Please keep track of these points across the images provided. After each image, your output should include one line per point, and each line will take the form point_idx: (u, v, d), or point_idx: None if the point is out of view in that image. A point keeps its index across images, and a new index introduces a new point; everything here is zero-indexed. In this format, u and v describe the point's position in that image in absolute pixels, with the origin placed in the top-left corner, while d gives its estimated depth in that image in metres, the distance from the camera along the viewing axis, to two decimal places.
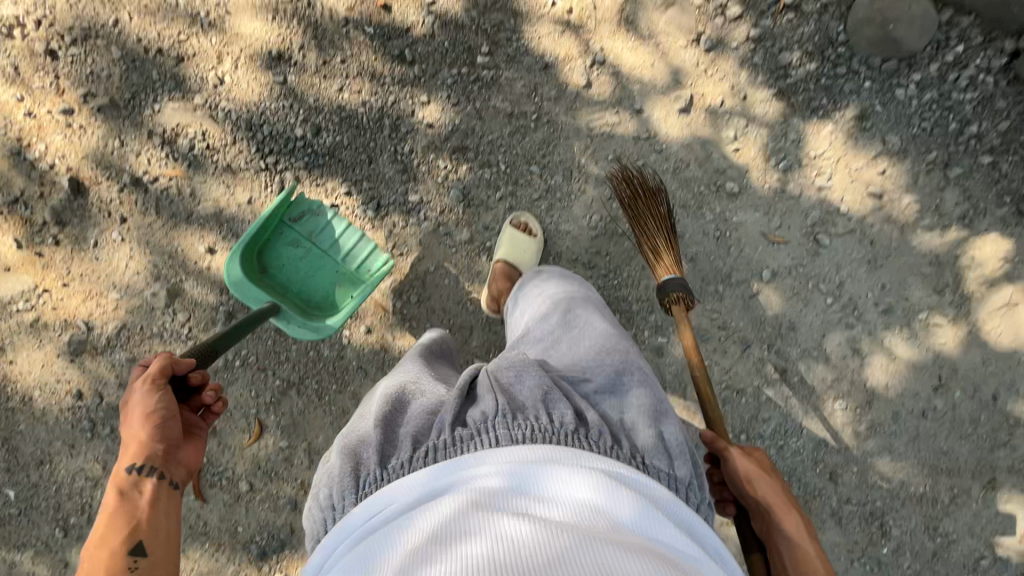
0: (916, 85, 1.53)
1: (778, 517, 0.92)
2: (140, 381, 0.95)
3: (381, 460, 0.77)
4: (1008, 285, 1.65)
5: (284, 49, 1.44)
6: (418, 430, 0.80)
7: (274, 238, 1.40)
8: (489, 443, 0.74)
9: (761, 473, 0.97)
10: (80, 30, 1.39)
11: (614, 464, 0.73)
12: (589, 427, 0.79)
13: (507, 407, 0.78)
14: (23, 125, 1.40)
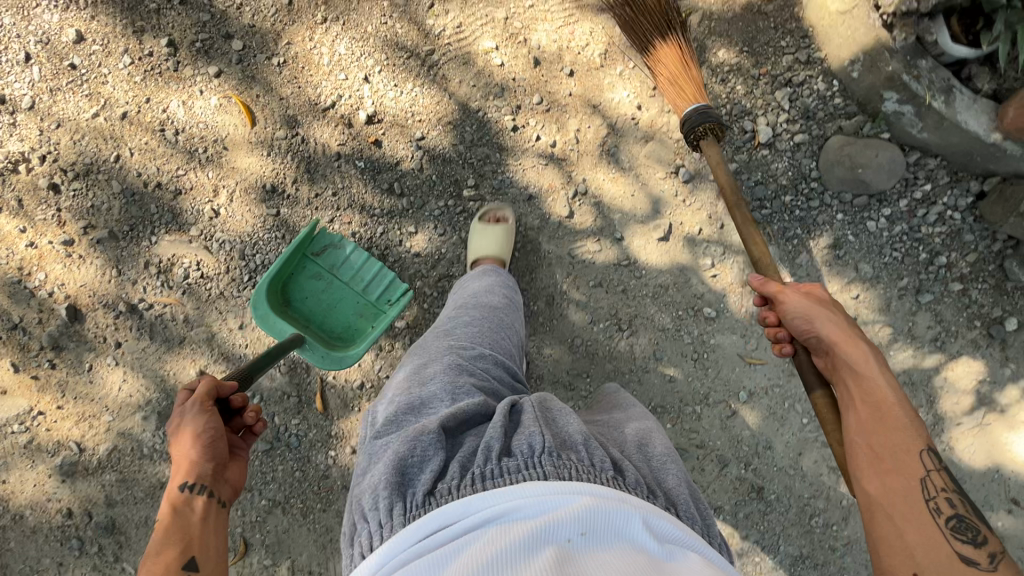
0: (886, 218, 1.59)
1: (842, 349, 1.06)
2: (188, 403, 1.02)
3: (427, 483, 0.76)
4: (978, 404, 1.70)
5: (278, 182, 1.50)
6: (463, 459, 0.80)
7: (298, 272, 1.46)
8: (538, 476, 0.73)
9: (819, 310, 1.13)
10: (82, 165, 1.45)
11: (662, 515, 0.73)
12: (628, 475, 0.80)
13: (554, 445, 0.80)
14: (24, 255, 1.46)
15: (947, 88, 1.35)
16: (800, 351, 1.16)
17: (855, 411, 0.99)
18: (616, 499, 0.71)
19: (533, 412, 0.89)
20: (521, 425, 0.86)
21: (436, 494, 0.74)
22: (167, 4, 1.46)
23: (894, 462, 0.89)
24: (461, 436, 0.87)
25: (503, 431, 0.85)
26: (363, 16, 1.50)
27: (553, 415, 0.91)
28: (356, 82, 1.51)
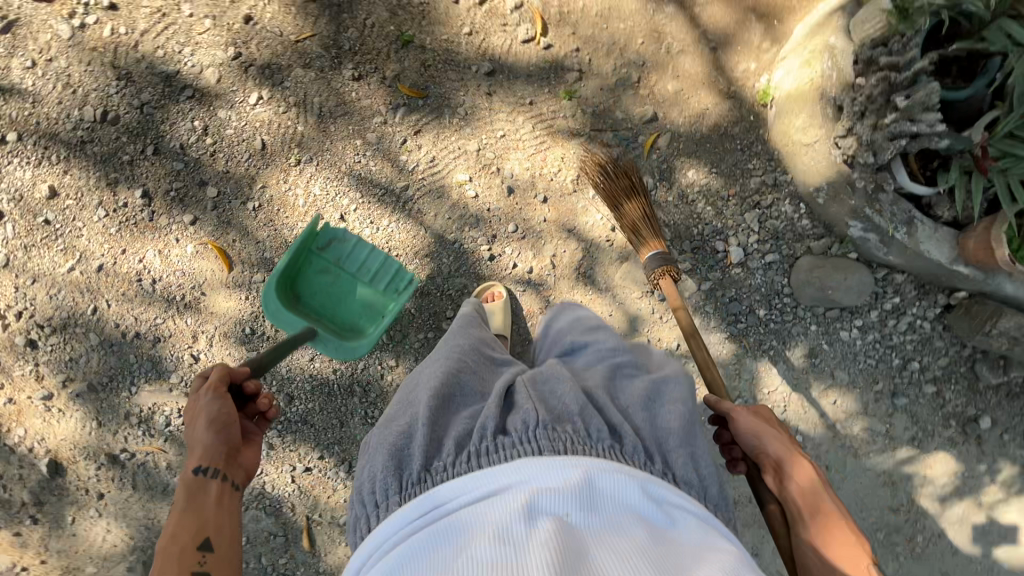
0: (858, 328, 1.62)
1: (788, 464, 1.05)
2: (203, 388, 1.05)
3: (428, 457, 0.90)
4: (958, 500, 1.73)
5: (256, 324, 1.50)
6: (460, 438, 0.93)
7: (303, 268, 1.38)
8: (533, 450, 0.86)
9: (766, 426, 1.10)
10: (59, 319, 1.45)
11: (648, 478, 0.86)
12: (622, 443, 0.92)
13: (547, 418, 0.92)
14: (3, 411, 1.45)
15: (909, 220, 1.37)
16: (752, 469, 1.14)
17: (804, 525, 1.00)
18: (600, 468, 0.84)
19: (529, 393, 1.02)
20: (515, 407, 0.98)
21: (435, 471, 0.87)
22: (140, 155, 1.46)
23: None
24: (460, 414, 1.01)
25: (502, 412, 0.98)
26: (337, 156, 1.52)
27: (551, 390, 1.04)
28: (332, 220, 1.52)
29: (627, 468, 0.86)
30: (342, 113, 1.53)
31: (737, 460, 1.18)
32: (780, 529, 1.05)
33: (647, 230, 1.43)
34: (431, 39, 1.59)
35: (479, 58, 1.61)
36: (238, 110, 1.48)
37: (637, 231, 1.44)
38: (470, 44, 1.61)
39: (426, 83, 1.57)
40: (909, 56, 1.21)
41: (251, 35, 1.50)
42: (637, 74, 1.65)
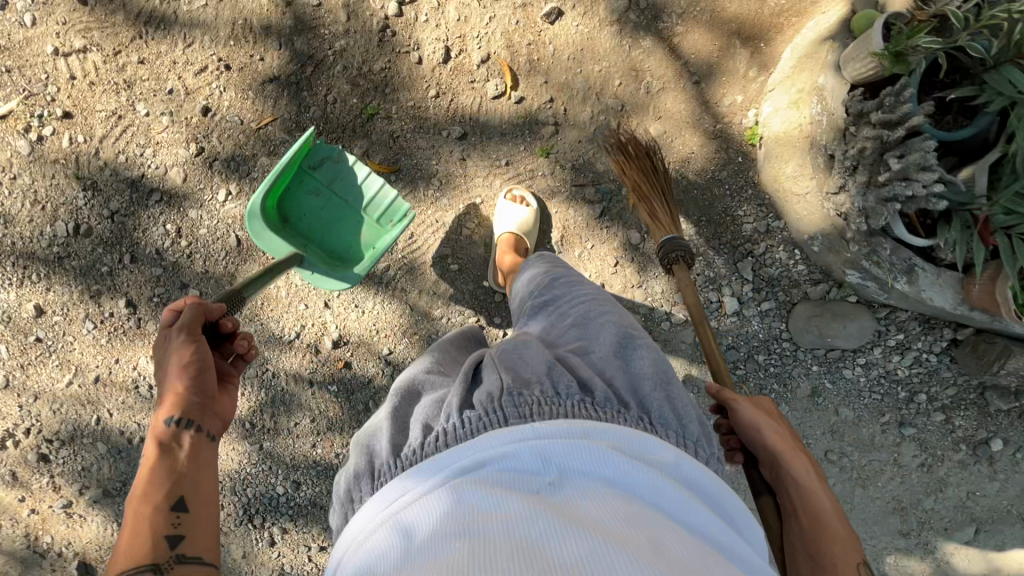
0: (861, 365, 1.59)
1: (781, 455, 0.96)
2: (176, 331, 0.96)
3: (393, 451, 0.80)
4: (972, 520, 1.71)
5: (255, 419, 1.52)
6: (426, 419, 0.83)
7: (295, 185, 1.41)
8: (499, 421, 0.75)
9: (765, 418, 1.01)
10: (66, 431, 1.49)
11: (631, 435, 0.77)
12: (597, 397, 0.83)
13: (512, 383, 0.82)
14: (28, 521, 1.51)
15: (909, 269, 1.29)
16: (747, 460, 1.05)
17: (796, 523, 0.91)
18: (578, 435, 0.73)
19: (494, 356, 0.92)
20: (481, 377, 0.88)
21: (400, 466, 0.77)
22: (119, 264, 1.45)
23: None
24: (425, 398, 0.91)
25: (465, 382, 0.88)
26: None
27: (516, 350, 0.94)
28: (317, 309, 1.51)
29: (602, 425, 0.77)
30: None
31: (733, 450, 1.08)
32: (772, 525, 0.95)
33: (663, 214, 1.37)
34: (397, 107, 1.52)
35: (449, 121, 1.53)
36: (208, 208, 1.45)
37: (653, 214, 1.38)
38: (439, 106, 1.53)
39: (396, 156, 1.51)
40: (903, 109, 1.12)
41: (212, 127, 1.45)
42: (617, 119, 1.56)
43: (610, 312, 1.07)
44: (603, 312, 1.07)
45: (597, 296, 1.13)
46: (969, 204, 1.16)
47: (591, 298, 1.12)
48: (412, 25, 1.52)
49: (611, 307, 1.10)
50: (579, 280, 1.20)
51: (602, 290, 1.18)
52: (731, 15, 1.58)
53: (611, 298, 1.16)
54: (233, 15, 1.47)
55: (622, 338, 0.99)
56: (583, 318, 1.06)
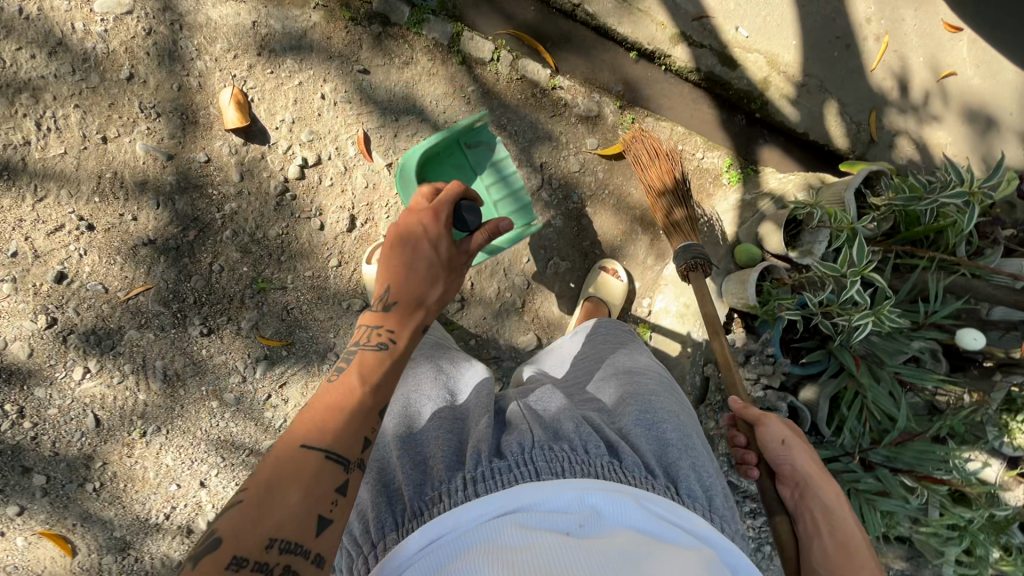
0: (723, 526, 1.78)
1: (817, 485, 0.97)
2: (481, 237, 1.00)
3: (418, 494, 0.83)
4: None
5: None
6: (450, 467, 0.86)
7: (445, 151, 1.40)
8: (531, 474, 0.78)
9: (798, 441, 1.04)
10: None
11: (651, 498, 0.79)
12: (624, 459, 0.86)
13: (542, 439, 0.86)
14: None
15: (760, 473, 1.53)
16: (766, 478, 1.05)
17: (822, 546, 0.91)
18: (610, 489, 0.77)
19: (523, 410, 0.98)
20: (507, 431, 0.91)
21: (427, 508, 0.79)
22: None
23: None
24: (433, 438, 0.96)
25: (494, 439, 0.91)
26: (190, 422, 1.37)
27: (544, 411, 0.98)
28: (191, 489, 1.39)
29: (635, 489, 0.79)
30: (193, 374, 1.37)
31: (748, 463, 1.08)
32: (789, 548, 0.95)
33: (684, 223, 1.44)
34: (294, 276, 1.43)
35: (351, 293, 1.47)
36: (60, 387, 1.28)
37: (673, 222, 1.45)
38: (341, 276, 1.46)
39: (289, 329, 1.43)
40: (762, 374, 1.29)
41: (67, 295, 1.28)
42: (522, 298, 1.60)
43: (630, 369, 1.14)
44: (627, 370, 1.15)
45: (612, 360, 1.20)
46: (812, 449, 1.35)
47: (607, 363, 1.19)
48: (315, 189, 1.43)
49: (636, 367, 1.16)
50: (596, 351, 1.26)
51: (638, 354, 1.23)
52: (636, 201, 1.67)
53: (645, 357, 1.22)
54: (100, 166, 1.29)
55: (648, 399, 1.03)
56: (599, 389, 1.12)
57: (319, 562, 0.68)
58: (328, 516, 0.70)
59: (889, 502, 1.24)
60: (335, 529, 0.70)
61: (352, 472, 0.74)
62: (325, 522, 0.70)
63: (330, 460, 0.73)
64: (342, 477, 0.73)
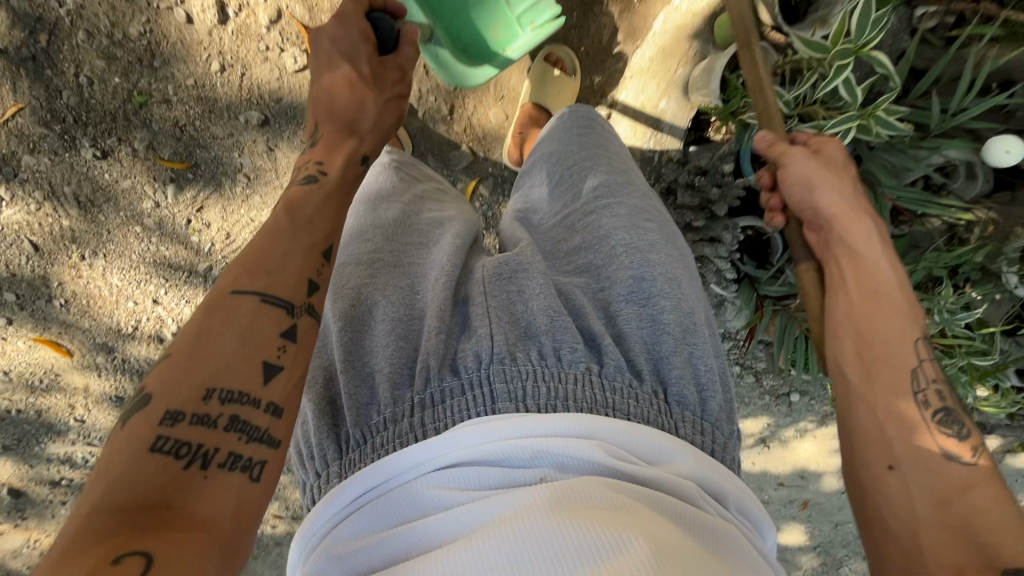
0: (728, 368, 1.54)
1: (840, 226, 0.79)
2: (404, 45, 0.88)
3: (359, 415, 0.61)
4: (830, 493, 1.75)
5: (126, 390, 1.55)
6: (396, 377, 0.62)
7: None
8: (484, 403, 0.57)
9: (825, 173, 0.81)
10: None
11: (645, 437, 0.55)
12: (606, 361, 0.61)
13: (503, 345, 0.60)
14: None
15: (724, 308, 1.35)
16: (794, 224, 0.86)
17: (845, 294, 0.77)
18: (581, 434, 0.53)
19: (486, 293, 0.68)
20: (468, 329, 0.65)
21: (371, 435, 0.59)
22: None
23: (889, 371, 0.71)
24: (384, 338, 0.67)
25: (455, 335, 0.65)
26: (122, 247, 1.38)
27: (514, 293, 0.68)
28: (148, 305, 1.45)
29: (602, 419, 0.55)
30: (105, 200, 1.33)
31: (773, 211, 0.89)
32: (811, 299, 0.81)
33: None
34: (174, 86, 1.27)
35: (243, 102, 1.30)
36: None
37: None
38: (227, 82, 1.28)
39: (188, 149, 1.32)
40: (729, 190, 1.02)
41: None
42: (449, 103, 1.32)
43: (612, 213, 0.79)
44: (613, 214, 0.79)
45: (608, 190, 0.82)
46: (766, 287, 1.10)
47: (603, 191, 0.82)
48: None
49: (628, 209, 0.79)
50: (585, 171, 0.86)
51: (616, 174, 0.85)
52: None
53: (646, 195, 0.84)
54: None
55: (644, 267, 0.71)
56: (587, 245, 0.78)
57: (278, 414, 0.58)
58: (276, 363, 0.59)
59: None
60: (290, 375, 0.59)
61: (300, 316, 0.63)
62: (272, 370, 0.58)
63: (267, 303, 0.61)
64: (286, 321, 0.61)
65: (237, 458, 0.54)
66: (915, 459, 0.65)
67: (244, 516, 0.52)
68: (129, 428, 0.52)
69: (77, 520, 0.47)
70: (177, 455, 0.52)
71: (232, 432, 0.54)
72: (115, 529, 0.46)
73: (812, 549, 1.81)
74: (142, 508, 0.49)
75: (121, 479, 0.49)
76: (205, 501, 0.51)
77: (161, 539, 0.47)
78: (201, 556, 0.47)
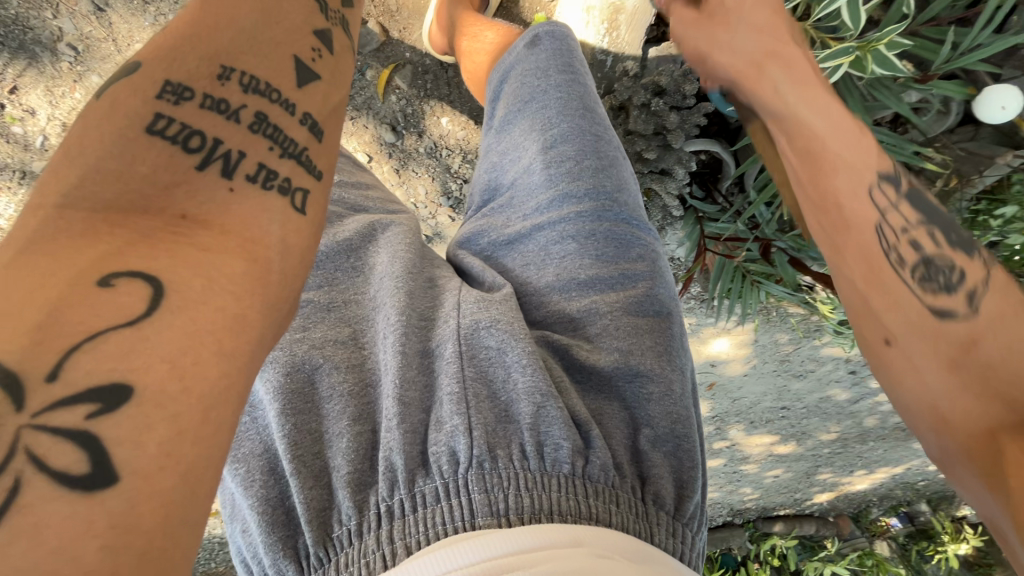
0: (688, 294, 1.41)
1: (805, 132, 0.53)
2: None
3: (320, 527, 0.45)
4: (778, 412, 1.72)
5: None
6: (359, 475, 0.47)
7: None
8: (462, 516, 0.42)
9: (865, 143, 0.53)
10: None
11: (627, 543, 0.43)
12: (598, 458, 0.48)
13: (483, 445, 0.45)
14: None
15: None
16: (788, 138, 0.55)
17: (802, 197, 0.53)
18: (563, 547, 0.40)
19: (463, 364, 0.52)
20: (437, 411, 0.49)
21: (336, 551, 0.44)
22: None
23: (864, 231, 0.49)
24: (335, 420, 0.50)
25: (427, 415, 0.50)
26: None
27: (490, 355, 0.54)
28: None
29: (590, 530, 0.42)
30: None
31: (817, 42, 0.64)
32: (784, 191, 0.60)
33: None
34: None
35: None
36: None
37: None
38: None
39: None
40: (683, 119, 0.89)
41: None
42: None
43: (596, 250, 0.65)
44: (597, 253, 0.65)
45: (595, 212, 0.66)
46: (709, 223, 1.00)
47: (590, 210, 0.66)
48: None
49: (614, 246, 0.65)
50: (569, 171, 0.68)
51: (606, 182, 0.68)
52: None
53: (635, 216, 0.69)
54: None
55: (635, 337, 0.60)
56: (562, 287, 0.63)
57: (317, 133, 0.44)
58: (311, 67, 0.45)
59: (773, 289, 1.01)
60: (328, 91, 0.45)
61: (332, 23, 0.48)
62: (305, 71, 0.44)
63: None
64: (314, 22, 0.46)
65: (270, 175, 0.40)
66: (900, 310, 0.47)
67: (296, 253, 0.39)
68: (111, 97, 0.37)
69: (42, 210, 0.33)
70: (184, 146, 0.38)
71: (260, 136, 0.41)
72: (114, 230, 0.34)
73: (711, 420, 1.73)
74: (138, 212, 0.35)
75: (104, 163, 0.35)
76: (235, 215, 0.38)
77: (175, 260, 0.34)
78: (243, 293, 0.34)
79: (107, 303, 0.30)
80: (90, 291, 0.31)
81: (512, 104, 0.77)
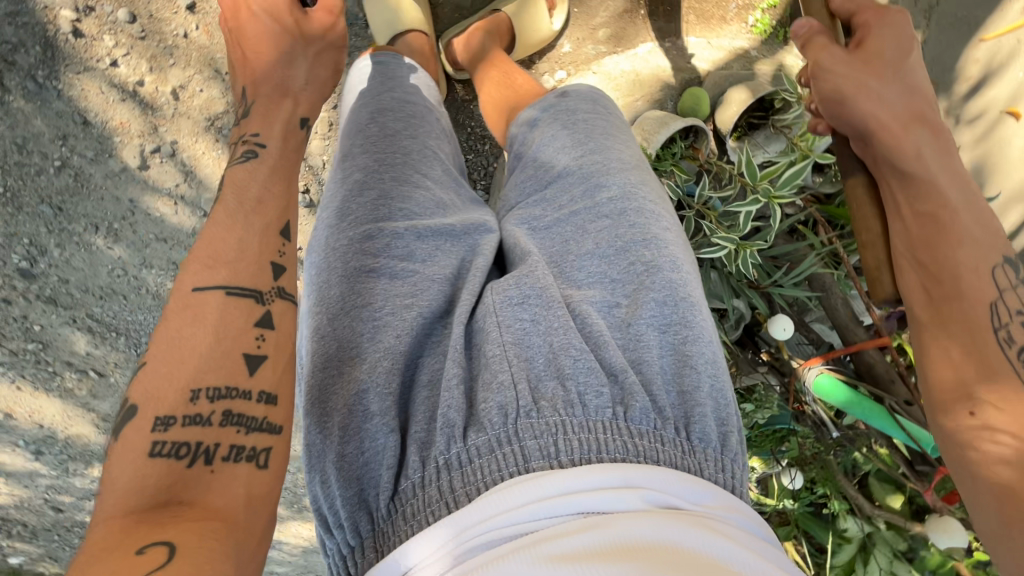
0: None
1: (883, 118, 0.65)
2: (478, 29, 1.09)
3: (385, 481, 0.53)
4: None
5: None
6: (422, 436, 0.55)
7: None
8: (516, 462, 0.50)
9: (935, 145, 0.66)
10: None
11: (668, 477, 0.51)
12: (635, 402, 0.55)
13: (533, 401, 0.54)
14: None
15: None
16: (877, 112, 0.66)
17: (902, 226, 0.63)
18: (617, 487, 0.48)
19: (508, 333, 0.60)
20: (490, 369, 0.58)
21: (401, 501, 0.52)
22: None
23: (961, 309, 0.61)
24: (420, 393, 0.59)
25: (478, 379, 0.58)
26: None
27: (527, 322, 0.62)
28: None
29: (638, 468, 0.51)
30: None
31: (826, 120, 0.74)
32: (863, 216, 0.66)
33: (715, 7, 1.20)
34: None
35: None
36: None
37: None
38: None
39: None
40: None
41: None
42: None
43: (628, 222, 0.72)
44: (629, 224, 0.72)
45: (617, 198, 0.75)
46: None
47: (618, 195, 0.75)
48: None
49: (643, 217, 0.73)
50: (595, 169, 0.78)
51: (629, 177, 0.78)
52: None
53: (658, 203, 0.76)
54: None
55: (667, 288, 0.66)
56: (599, 257, 0.70)
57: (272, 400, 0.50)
58: (258, 351, 0.50)
59: None
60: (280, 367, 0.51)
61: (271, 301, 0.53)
62: (256, 358, 0.50)
63: (232, 296, 0.51)
64: (257, 311, 0.52)
65: (239, 450, 0.47)
66: (973, 326, 0.60)
67: (259, 499, 0.45)
68: (121, 447, 0.45)
69: (112, 522, 0.40)
70: (178, 455, 0.44)
71: (228, 427, 0.47)
72: (139, 520, 0.40)
73: None
74: (151, 508, 0.41)
75: (130, 483, 0.43)
76: (215, 491, 0.44)
77: (177, 525, 0.40)
78: (216, 544, 0.40)
79: (139, 560, 0.37)
80: (127, 559, 0.37)
81: (546, 128, 0.87)
